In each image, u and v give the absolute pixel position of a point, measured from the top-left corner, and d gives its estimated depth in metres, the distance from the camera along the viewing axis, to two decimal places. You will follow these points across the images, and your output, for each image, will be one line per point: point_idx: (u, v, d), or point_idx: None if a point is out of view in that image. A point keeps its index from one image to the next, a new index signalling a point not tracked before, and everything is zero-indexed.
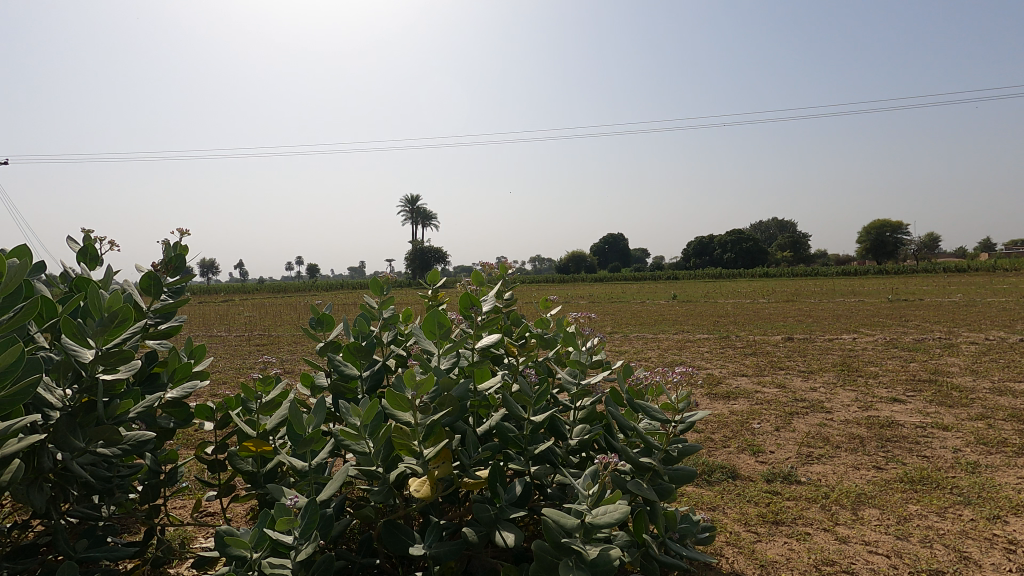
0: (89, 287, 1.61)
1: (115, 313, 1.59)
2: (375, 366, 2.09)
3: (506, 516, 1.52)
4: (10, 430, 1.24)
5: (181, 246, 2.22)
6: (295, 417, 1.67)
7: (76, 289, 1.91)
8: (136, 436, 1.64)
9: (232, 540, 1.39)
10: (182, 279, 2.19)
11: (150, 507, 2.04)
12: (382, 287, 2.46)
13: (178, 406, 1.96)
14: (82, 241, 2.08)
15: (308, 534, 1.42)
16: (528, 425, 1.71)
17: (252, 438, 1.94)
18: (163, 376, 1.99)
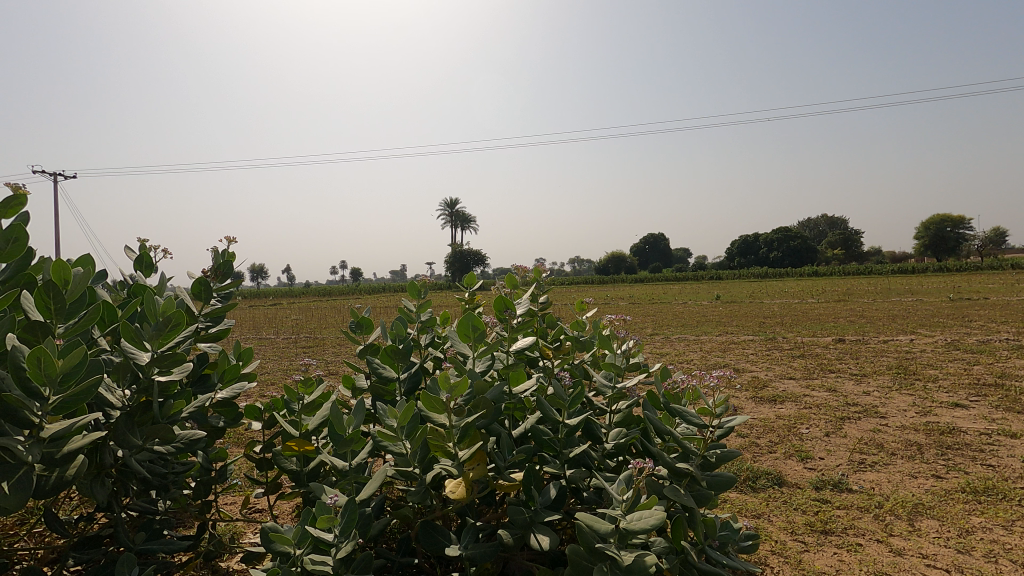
0: (145, 293, 1.69)
1: (169, 318, 1.69)
2: (411, 369, 2.13)
3: (540, 519, 1.51)
4: (75, 426, 1.32)
5: (229, 253, 2.33)
6: (335, 418, 1.72)
7: (135, 294, 2.04)
8: (188, 434, 1.73)
9: (276, 535, 1.43)
10: (230, 284, 2.30)
11: (202, 503, 2.14)
12: (418, 291, 2.50)
13: (226, 406, 2.07)
14: (138, 250, 2.20)
15: (347, 532, 1.45)
16: (562, 428, 1.70)
17: (295, 438, 2.01)
18: (213, 377, 2.09)
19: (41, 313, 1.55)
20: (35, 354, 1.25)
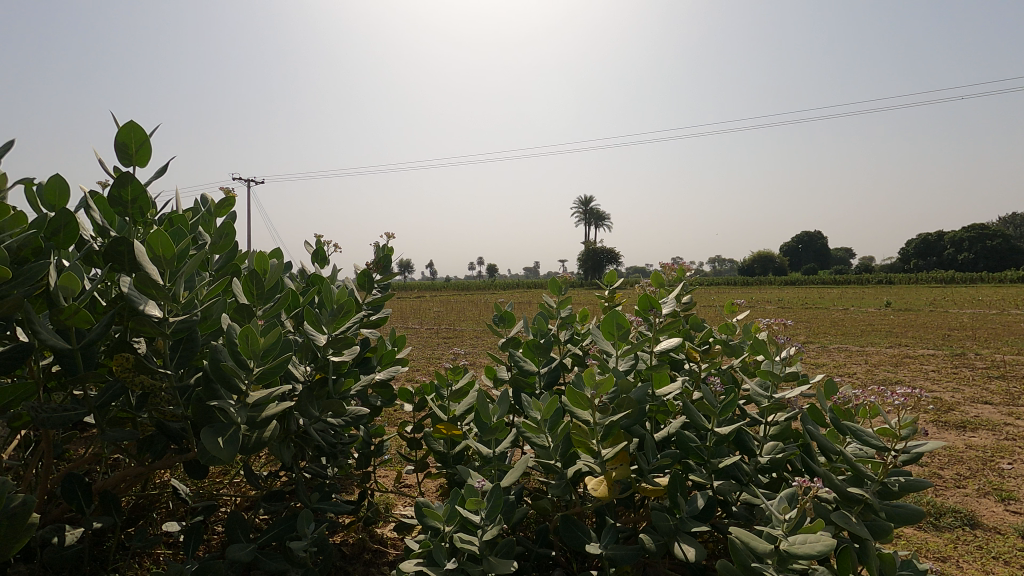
0: (323, 283, 1.92)
1: (342, 304, 1.91)
2: (551, 364, 2.17)
3: (686, 528, 1.45)
4: (272, 395, 1.53)
5: (387, 248, 2.57)
6: (482, 407, 1.80)
7: (313, 283, 2.33)
8: (355, 410, 1.96)
9: (429, 511, 1.54)
10: (388, 277, 2.53)
11: (364, 473, 2.38)
12: (558, 288, 2.53)
13: (384, 387, 2.26)
14: (315, 246, 2.61)
15: (493, 516, 1.52)
16: (711, 437, 1.61)
17: (444, 421, 2.16)
18: (374, 360, 2.33)
19: (247, 298, 1.84)
20: (246, 331, 1.48)
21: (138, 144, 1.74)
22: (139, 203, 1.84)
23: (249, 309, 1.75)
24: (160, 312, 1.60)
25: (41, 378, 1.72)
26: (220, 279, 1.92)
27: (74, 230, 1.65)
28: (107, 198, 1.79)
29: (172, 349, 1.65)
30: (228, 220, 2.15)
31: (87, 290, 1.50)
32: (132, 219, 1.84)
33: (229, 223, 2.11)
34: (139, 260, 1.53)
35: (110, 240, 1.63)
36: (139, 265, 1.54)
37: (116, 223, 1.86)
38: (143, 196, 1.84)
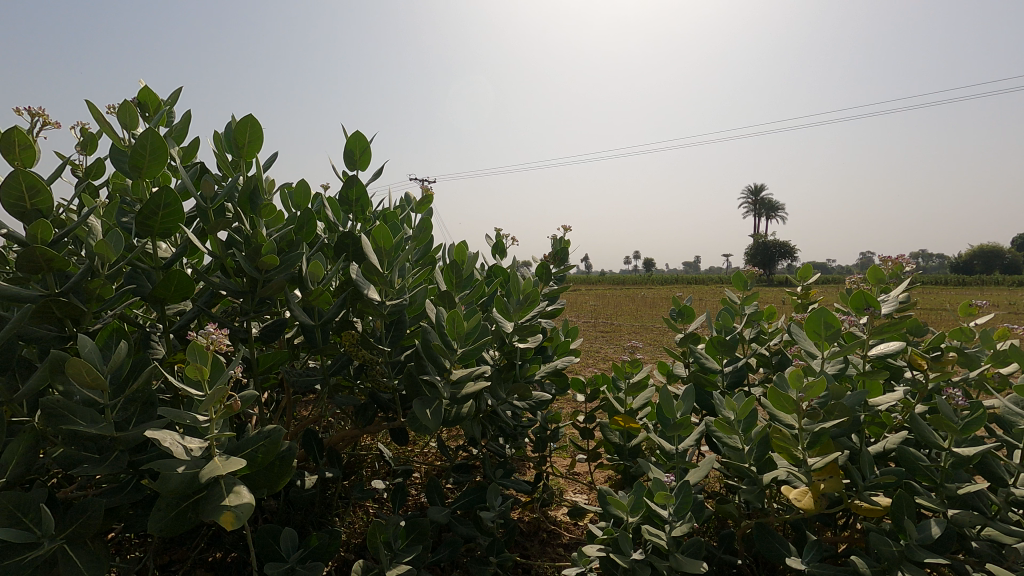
0: (510, 274, 2.00)
1: (528, 294, 1.97)
2: (737, 362, 2.04)
3: (914, 558, 1.27)
4: (472, 374, 1.66)
5: (563, 241, 2.66)
6: (666, 402, 1.75)
7: (496, 274, 2.49)
8: (540, 395, 2.10)
9: (614, 499, 1.57)
10: (563, 270, 2.63)
11: (540, 456, 2.49)
12: (744, 282, 2.36)
13: (560, 377, 2.36)
14: (496, 238, 2.80)
15: (681, 513, 1.51)
16: (947, 457, 1.39)
17: (621, 414, 2.16)
18: (549, 349, 2.42)
19: (447, 285, 2.05)
20: (452, 315, 1.64)
21: (362, 149, 2.14)
22: (360, 202, 2.15)
23: (449, 296, 1.97)
24: (379, 295, 1.83)
25: (289, 348, 2.08)
26: (420, 267, 2.12)
27: (314, 225, 1.98)
28: (338, 198, 2.13)
29: (386, 329, 1.88)
30: (426, 216, 2.38)
31: (328, 274, 1.76)
32: (355, 216, 2.14)
33: (427, 219, 2.34)
34: (365, 250, 1.75)
35: (339, 235, 1.94)
36: (364, 254, 1.77)
37: (342, 220, 2.16)
38: (364, 196, 2.15)
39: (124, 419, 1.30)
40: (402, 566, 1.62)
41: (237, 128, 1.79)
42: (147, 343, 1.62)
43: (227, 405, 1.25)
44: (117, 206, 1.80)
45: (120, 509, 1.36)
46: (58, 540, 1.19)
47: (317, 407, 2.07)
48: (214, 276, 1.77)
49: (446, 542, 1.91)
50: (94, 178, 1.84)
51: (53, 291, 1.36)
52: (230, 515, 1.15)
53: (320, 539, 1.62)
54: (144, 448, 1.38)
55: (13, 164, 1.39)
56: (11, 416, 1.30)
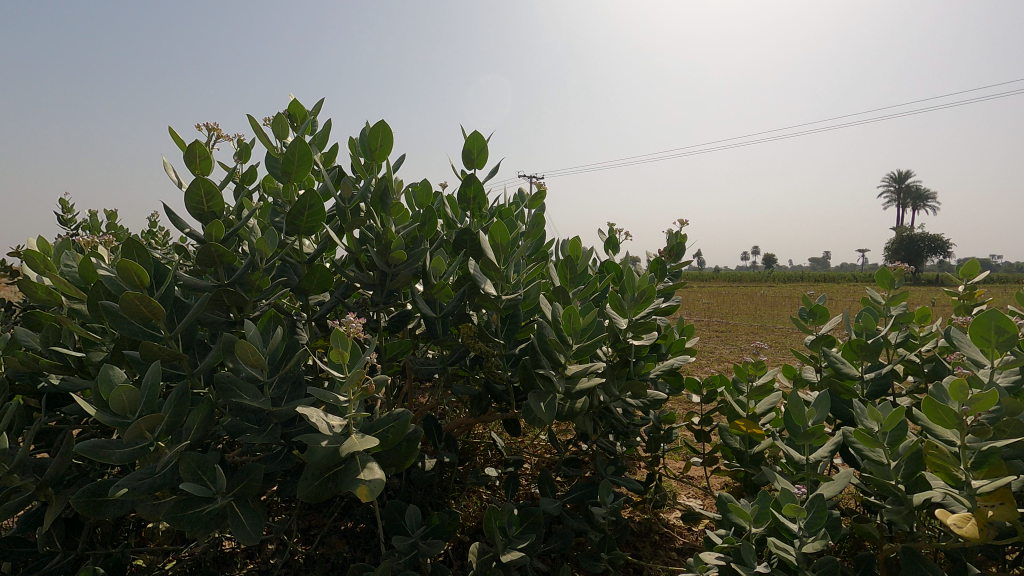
0: (625, 269, 1.97)
1: (644, 291, 1.92)
2: (881, 369, 1.85)
3: None
4: (587, 370, 1.66)
5: (681, 236, 2.57)
6: (796, 408, 1.62)
7: (609, 270, 2.47)
8: (655, 394, 2.04)
9: (738, 507, 1.50)
10: (680, 265, 2.54)
11: (653, 456, 2.44)
12: (891, 280, 2.11)
13: (675, 376, 2.29)
14: (608, 233, 2.77)
15: (814, 529, 1.41)
16: None
17: (742, 418, 2.04)
18: (663, 348, 2.35)
19: (561, 281, 2.08)
20: (569, 311, 1.65)
21: (479, 148, 2.22)
22: (477, 200, 2.21)
23: (562, 291, 1.99)
24: (495, 290, 1.88)
25: (411, 338, 2.21)
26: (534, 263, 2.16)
27: (435, 222, 2.09)
28: (456, 195, 2.22)
29: (501, 323, 1.93)
30: (539, 211, 2.42)
31: (450, 270, 1.86)
32: (472, 213, 2.22)
33: (540, 214, 2.37)
34: (483, 246, 1.81)
35: (459, 232, 2.06)
36: (482, 251, 1.82)
37: (460, 217, 2.26)
38: (482, 193, 2.21)
39: (279, 396, 1.46)
40: (517, 552, 1.67)
41: (370, 133, 1.95)
42: (293, 329, 1.81)
43: (363, 387, 1.36)
44: (270, 207, 2.03)
45: (274, 474, 1.55)
46: (228, 498, 1.38)
47: (436, 395, 2.19)
48: (349, 270, 1.93)
49: (558, 534, 1.93)
50: (249, 182, 2.08)
51: (224, 282, 1.58)
52: (364, 489, 1.26)
53: (440, 518, 1.72)
54: (293, 423, 1.55)
55: (195, 172, 1.63)
56: (192, 388, 1.53)
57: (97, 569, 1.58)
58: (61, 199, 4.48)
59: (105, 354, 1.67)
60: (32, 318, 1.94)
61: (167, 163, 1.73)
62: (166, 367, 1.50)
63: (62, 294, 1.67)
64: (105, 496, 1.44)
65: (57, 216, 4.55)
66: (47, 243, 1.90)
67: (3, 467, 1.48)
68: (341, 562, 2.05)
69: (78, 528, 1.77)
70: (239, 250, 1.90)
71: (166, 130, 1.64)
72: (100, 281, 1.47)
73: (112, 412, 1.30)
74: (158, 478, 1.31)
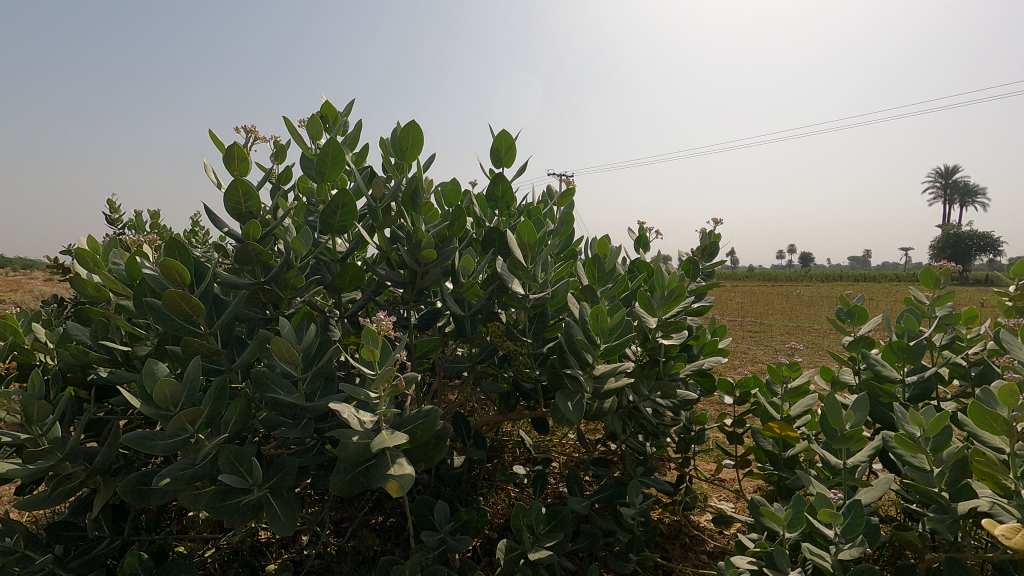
0: (655, 268, 1.94)
1: (674, 290, 1.89)
2: (924, 372, 1.78)
3: None
4: (616, 369, 1.64)
5: (714, 235, 2.53)
6: (833, 412, 1.57)
7: (639, 269, 2.44)
8: (685, 394, 2.01)
9: (771, 511, 1.47)
10: (712, 265, 2.50)
11: (683, 458, 2.41)
12: (936, 280, 2.03)
13: (706, 376, 2.25)
14: (638, 232, 2.74)
15: (851, 536, 1.37)
16: None
17: (777, 420, 2.00)
18: (694, 348, 2.31)
19: (589, 279, 2.07)
20: (597, 310, 1.64)
21: (508, 146, 2.22)
22: (506, 198, 2.21)
23: (590, 290, 2.01)
24: (523, 289, 1.88)
25: (441, 336, 2.24)
26: (564, 262, 2.15)
27: (464, 220, 2.10)
28: (485, 194, 2.22)
29: (529, 322, 1.93)
30: (568, 209, 2.41)
31: (478, 268, 1.87)
32: (501, 211, 2.23)
33: (569, 212, 2.36)
34: (511, 245, 1.81)
35: (487, 231, 2.06)
36: (511, 250, 1.83)
37: (489, 216, 2.27)
38: (510, 191, 2.21)
39: (312, 392, 1.50)
40: (544, 550, 1.68)
41: (401, 133, 1.98)
42: (327, 326, 1.85)
43: (393, 384, 1.38)
44: (304, 207, 2.09)
45: (308, 467, 1.59)
46: (264, 489, 1.42)
47: (465, 392, 2.21)
48: (380, 268, 1.96)
49: (586, 533, 1.93)
50: (284, 183, 2.13)
51: (260, 280, 1.63)
52: (394, 484, 1.28)
53: (468, 514, 1.73)
54: (326, 418, 1.59)
55: (233, 173, 1.68)
56: (231, 382, 1.58)
57: (141, 553, 1.65)
58: (108, 200, 4.69)
59: (150, 349, 1.74)
60: (82, 314, 2.03)
61: (207, 164, 1.79)
62: (206, 362, 1.55)
63: (110, 290, 1.74)
64: (149, 485, 1.50)
65: (105, 215, 4.75)
66: (96, 241, 1.98)
67: (55, 455, 1.56)
68: (371, 555, 2.09)
69: (124, 515, 1.85)
70: (274, 248, 1.96)
71: (207, 133, 1.70)
72: (144, 278, 1.53)
73: (156, 404, 1.36)
74: (198, 469, 1.36)
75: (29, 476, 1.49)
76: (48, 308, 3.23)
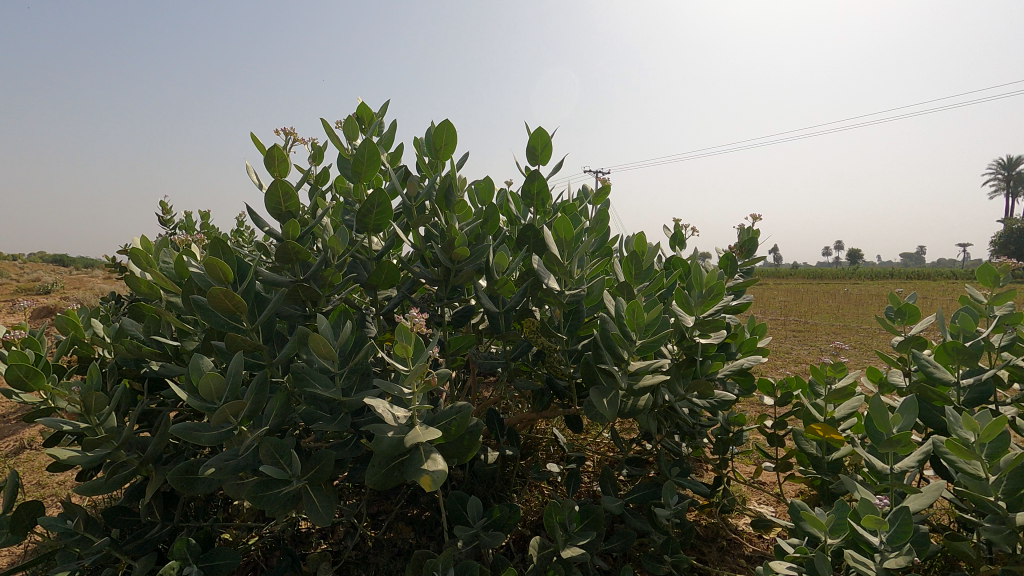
0: (692, 265, 1.90)
1: (712, 288, 1.85)
2: (981, 375, 1.69)
3: None
4: (651, 368, 1.62)
5: (752, 231, 2.47)
6: (879, 415, 1.51)
7: (676, 265, 2.40)
8: (722, 394, 1.96)
9: (812, 516, 1.42)
10: (750, 261, 2.44)
11: (720, 460, 2.36)
12: (994, 277, 1.92)
13: (744, 376, 2.20)
14: (674, 229, 2.69)
15: (897, 544, 1.32)
16: None
17: (819, 422, 1.93)
18: (732, 347, 2.26)
19: (625, 276, 2.05)
20: (632, 308, 1.62)
21: (543, 144, 2.22)
22: (541, 196, 2.21)
23: (627, 288, 1.95)
24: (558, 285, 1.87)
25: (475, 333, 2.25)
26: (599, 259, 2.14)
27: (497, 218, 2.11)
28: (519, 192, 2.23)
29: (563, 318, 1.92)
30: (603, 207, 2.38)
31: (512, 265, 1.87)
32: (535, 209, 2.23)
33: (604, 209, 2.34)
34: (547, 241, 1.81)
35: (521, 228, 2.04)
36: (546, 246, 1.82)
37: (523, 213, 2.27)
38: (545, 189, 2.20)
39: (349, 386, 1.53)
40: (577, 549, 1.67)
41: (436, 133, 2.00)
42: (364, 323, 1.89)
43: (427, 380, 1.40)
44: (342, 207, 2.14)
45: (345, 460, 1.63)
46: (302, 481, 1.47)
47: (499, 389, 2.22)
48: (415, 266, 1.99)
49: (620, 533, 1.91)
50: (323, 183, 2.19)
51: (300, 278, 1.68)
52: (428, 478, 1.29)
53: (501, 510, 1.74)
54: (361, 412, 1.63)
55: (274, 174, 1.74)
56: (272, 376, 1.63)
57: (190, 539, 1.73)
58: (161, 202, 4.93)
59: (197, 344, 1.82)
60: (136, 311, 2.14)
61: (249, 166, 1.86)
62: (248, 356, 1.61)
63: (161, 288, 1.83)
64: (196, 474, 1.56)
65: (159, 217, 4.99)
66: (148, 241, 2.08)
67: (112, 443, 1.66)
68: (407, 548, 2.13)
69: (174, 502, 1.94)
70: (313, 247, 2.01)
71: (249, 136, 1.76)
72: (191, 277, 1.60)
73: (201, 397, 1.41)
74: (241, 460, 1.41)
75: (88, 463, 1.59)
76: (107, 304, 3.43)
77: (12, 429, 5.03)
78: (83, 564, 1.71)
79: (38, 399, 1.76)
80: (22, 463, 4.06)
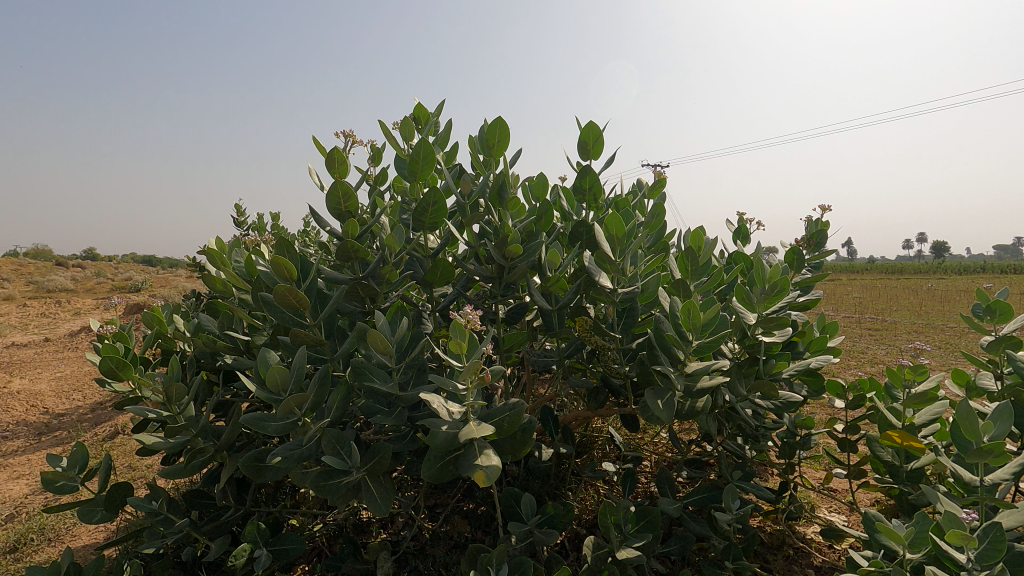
0: (755, 260, 1.81)
1: (776, 284, 1.75)
2: None
3: None
4: (709, 368, 1.56)
5: (823, 224, 2.34)
6: (965, 421, 1.38)
7: (737, 261, 2.30)
8: (787, 394, 1.86)
9: (888, 529, 1.33)
10: (820, 256, 2.31)
11: (787, 465, 2.25)
12: None
13: (812, 377, 2.09)
14: (737, 223, 2.58)
15: (987, 562, 1.22)
16: None
17: (896, 428, 1.79)
18: (800, 346, 2.14)
19: (681, 273, 2.00)
20: (688, 306, 1.57)
21: (595, 139, 2.19)
22: (594, 191, 2.18)
23: (683, 284, 1.87)
24: (612, 283, 1.84)
25: (529, 330, 2.25)
26: (657, 255, 2.09)
27: (551, 214, 2.09)
28: (573, 187, 2.20)
29: (617, 317, 1.88)
30: (660, 200, 2.32)
31: (564, 262, 1.85)
32: (589, 204, 2.19)
33: (660, 203, 2.28)
34: (599, 239, 1.77)
35: (574, 224, 2.01)
36: (598, 243, 1.78)
37: (577, 209, 2.25)
38: (598, 183, 2.17)
39: (405, 382, 1.56)
40: (632, 550, 1.64)
41: (488, 130, 2.01)
42: (420, 319, 1.94)
43: (480, 376, 1.40)
44: (399, 206, 2.19)
45: (402, 454, 1.67)
46: (362, 472, 1.52)
47: (553, 386, 2.21)
48: (469, 263, 2.02)
49: (677, 535, 1.86)
50: (381, 183, 2.25)
51: (359, 276, 1.73)
52: (481, 474, 1.30)
53: (555, 508, 1.73)
54: (418, 407, 1.66)
55: (334, 175, 1.80)
56: (334, 370, 1.70)
57: (259, 522, 1.83)
58: (236, 204, 5.25)
59: (265, 339, 1.92)
60: (212, 307, 2.28)
61: (312, 169, 1.94)
62: (312, 351, 1.68)
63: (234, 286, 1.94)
64: (264, 463, 1.65)
65: (234, 219, 5.30)
66: (222, 242, 2.21)
67: (191, 431, 1.77)
68: (462, 541, 2.16)
69: (246, 487, 2.06)
70: (372, 245, 2.07)
71: (311, 139, 1.84)
72: (260, 276, 1.68)
73: (269, 389, 1.48)
74: (305, 450, 1.47)
75: (170, 448, 1.71)
76: (187, 302, 3.68)
77: (108, 414, 5.52)
78: (166, 542, 1.84)
79: (127, 388, 1.92)
80: (115, 446, 4.45)
